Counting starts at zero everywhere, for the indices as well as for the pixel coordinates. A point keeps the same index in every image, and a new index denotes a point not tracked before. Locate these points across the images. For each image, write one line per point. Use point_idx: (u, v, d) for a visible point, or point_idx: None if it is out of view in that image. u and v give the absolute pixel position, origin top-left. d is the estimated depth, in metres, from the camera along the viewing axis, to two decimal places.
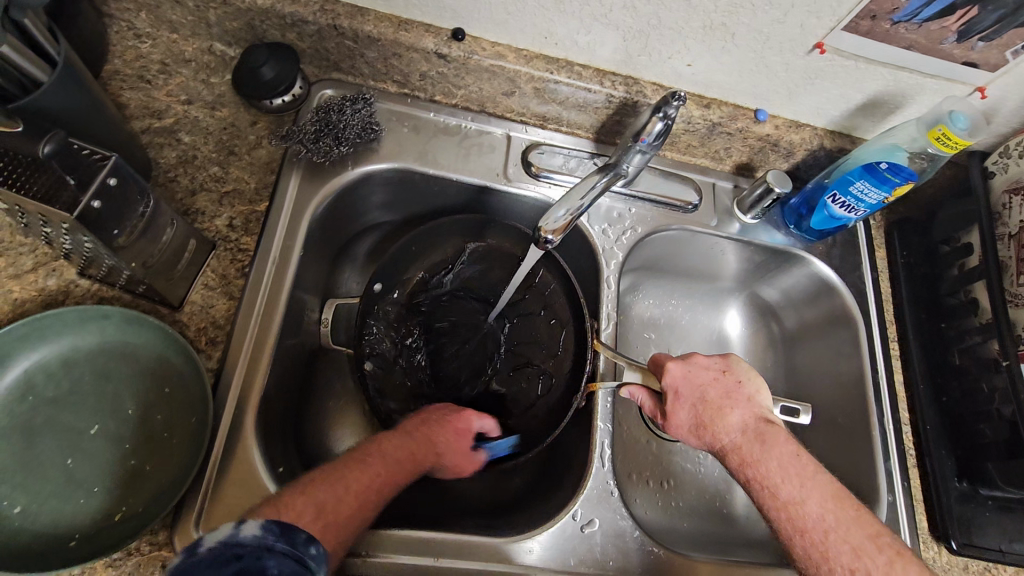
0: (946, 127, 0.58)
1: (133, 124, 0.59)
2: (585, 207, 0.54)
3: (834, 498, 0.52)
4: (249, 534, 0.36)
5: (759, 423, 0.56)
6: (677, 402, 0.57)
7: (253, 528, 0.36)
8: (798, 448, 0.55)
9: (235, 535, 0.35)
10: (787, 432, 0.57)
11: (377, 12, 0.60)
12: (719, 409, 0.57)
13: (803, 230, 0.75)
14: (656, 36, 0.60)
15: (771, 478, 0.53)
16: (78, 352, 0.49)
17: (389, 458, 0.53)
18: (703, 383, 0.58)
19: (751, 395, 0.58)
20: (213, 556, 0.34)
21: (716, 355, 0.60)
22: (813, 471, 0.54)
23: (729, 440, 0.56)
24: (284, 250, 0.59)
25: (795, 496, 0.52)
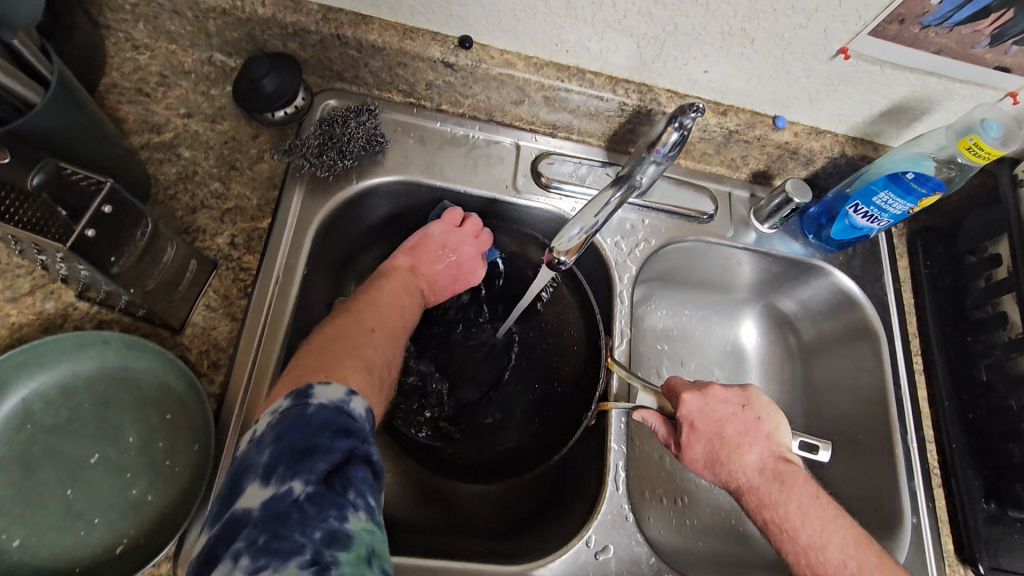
0: (978, 137, 0.55)
1: (131, 139, 0.58)
2: (599, 224, 0.52)
3: (858, 543, 0.49)
4: (358, 412, 0.42)
5: (777, 462, 0.54)
6: (692, 436, 0.55)
7: (360, 407, 0.42)
8: (818, 489, 0.52)
9: (346, 406, 0.42)
10: (807, 471, 0.54)
11: (381, 20, 0.58)
12: (736, 446, 0.54)
13: (823, 239, 0.72)
14: (671, 43, 0.57)
15: (790, 521, 0.51)
16: (76, 379, 0.48)
17: (394, 297, 0.59)
18: (721, 418, 0.55)
19: (770, 433, 0.55)
20: (327, 420, 0.40)
21: (736, 387, 0.57)
22: (835, 514, 0.51)
23: (747, 479, 0.53)
24: (288, 268, 0.57)
25: (816, 540, 0.49)
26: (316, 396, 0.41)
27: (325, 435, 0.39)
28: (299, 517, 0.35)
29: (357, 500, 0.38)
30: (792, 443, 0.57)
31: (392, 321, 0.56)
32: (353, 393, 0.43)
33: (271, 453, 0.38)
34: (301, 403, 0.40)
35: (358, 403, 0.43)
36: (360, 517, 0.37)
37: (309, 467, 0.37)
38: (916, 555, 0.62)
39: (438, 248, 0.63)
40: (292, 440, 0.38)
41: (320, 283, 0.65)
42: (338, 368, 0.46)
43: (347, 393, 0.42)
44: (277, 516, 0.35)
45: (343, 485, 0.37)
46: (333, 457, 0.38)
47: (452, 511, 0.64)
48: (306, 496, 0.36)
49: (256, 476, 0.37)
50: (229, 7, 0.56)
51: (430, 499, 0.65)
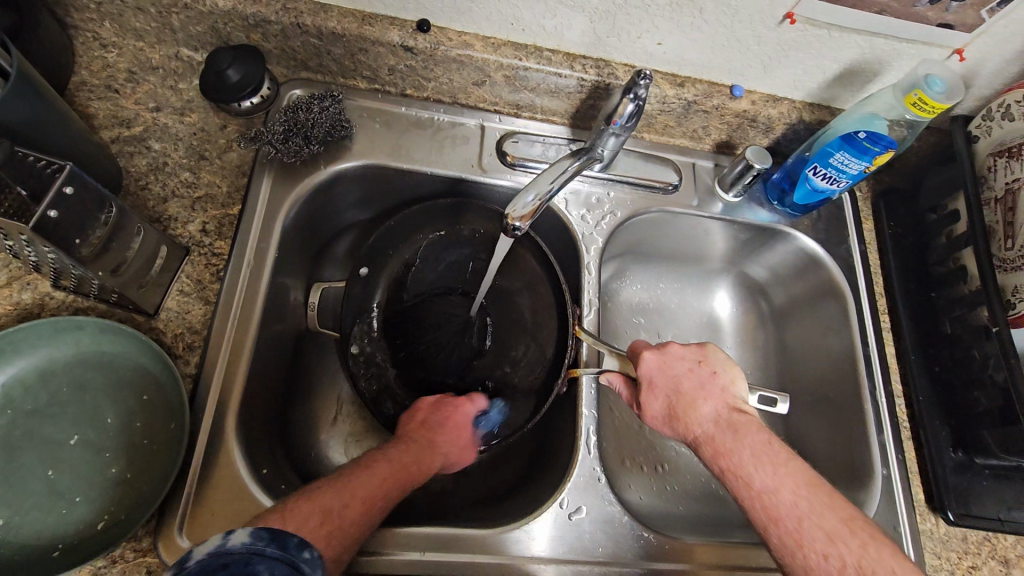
0: (922, 92, 0.57)
1: (101, 134, 0.59)
2: (554, 192, 0.53)
3: (808, 485, 0.50)
4: (239, 541, 0.36)
5: (731, 413, 0.55)
6: (650, 393, 0.57)
7: (241, 537, 0.36)
8: (770, 435, 0.53)
9: (223, 545, 0.36)
10: (762, 422, 0.55)
11: (340, 8, 0.60)
12: (692, 401, 0.56)
13: (787, 205, 0.74)
14: (623, 15, 0.59)
15: (744, 467, 0.51)
16: (54, 364, 0.49)
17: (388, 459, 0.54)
18: (677, 374, 0.57)
19: (725, 386, 0.57)
20: (200, 568, 0.34)
21: (693, 344, 0.59)
22: (787, 459, 0.52)
23: (702, 430, 0.54)
24: (258, 252, 0.59)
25: (768, 484, 0.50)
26: (189, 559, 0.35)
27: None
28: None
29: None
30: (750, 398, 0.59)
31: (382, 476, 0.52)
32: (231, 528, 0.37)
33: None
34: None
35: (240, 532, 0.37)
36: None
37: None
38: (888, 507, 0.64)
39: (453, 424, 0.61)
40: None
41: (294, 268, 0.66)
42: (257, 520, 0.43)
43: (222, 533, 0.36)
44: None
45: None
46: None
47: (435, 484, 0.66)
48: None
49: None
50: (190, 1, 0.57)
51: None
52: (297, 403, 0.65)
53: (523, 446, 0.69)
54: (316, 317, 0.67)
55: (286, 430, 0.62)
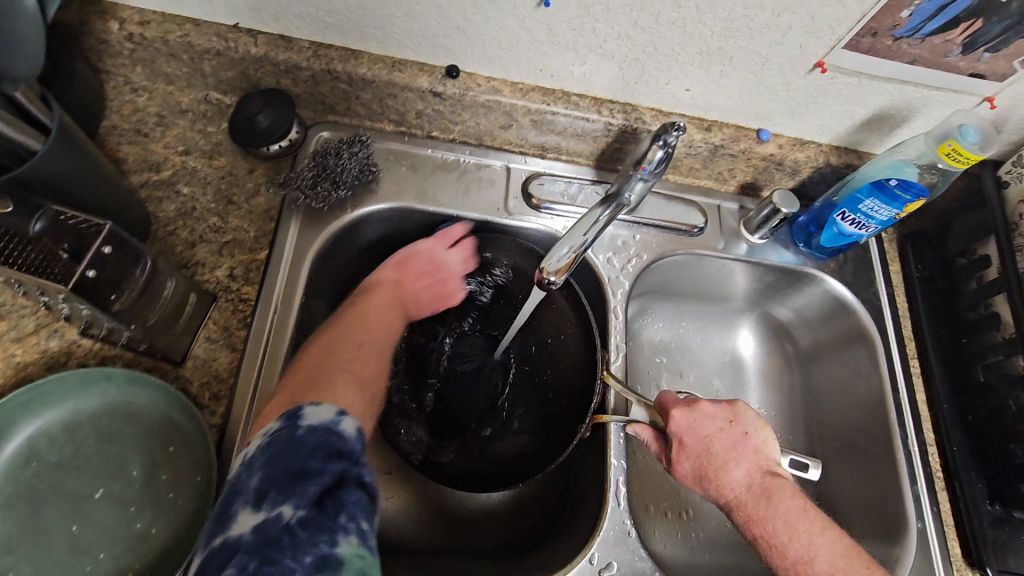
0: (956, 143, 0.56)
1: (131, 178, 0.59)
2: (587, 242, 0.53)
3: (845, 555, 0.49)
4: (348, 431, 0.43)
5: (765, 476, 0.53)
6: (680, 452, 0.55)
7: (350, 427, 0.43)
8: (805, 502, 0.51)
9: (337, 427, 0.42)
10: (795, 484, 0.54)
11: (370, 54, 0.60)
12: (724, 463, 0.54)
13: (814, 247, 0.73)
14: (652, 63, 0.59)
15: (779, 536, 0.51)
16: (80, 415, 0.49)
17: (374, 313, 0.61)
18: (708, 434, 0.55)
19: (758, 447, 0.55)
20: (318, 441, 0.41)
21: (723, 402, 0.57)
22: (823, 526, 0.51)
23: (735, 495, 0.53)
24: (285, 298, 0.58)
25: (804, 554, 0.49)
26: (307, 418, 0.42)
27: (317, 454, 0.40)
28: (291, 541, 0.36)
29: (349, 524, 0.38)
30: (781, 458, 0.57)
31: (375, 334, 0.59)
32: (344, 412, 0.44)
33: (261, 476, 0.38)
34: (291, 425, 0.42)
35: (348, 422, 0.43)
36: (352, 540, 0.38)
37: (301, 491, 0.38)
38: (923, 562, 0.62)
39: (425, 263, 0.65)
40: (282, 465, 0.39)
41: (319, 312, 0.66)
42: (326, 383, 0.49)
43: (336, 413, 0.43)
44: (269, 542, 0.36)
45: (334, 507, 0.38)
46: (324, 479, 0.39)
47: (460, 533, 0.65)
48: (296, 520, 0.37)
49: (246, 503, 0.38)
50: (223, 48, 0.58)
51: (443, 524, 0.66)
52: None
53: (543, 499, 0.67)
54: None
55: None
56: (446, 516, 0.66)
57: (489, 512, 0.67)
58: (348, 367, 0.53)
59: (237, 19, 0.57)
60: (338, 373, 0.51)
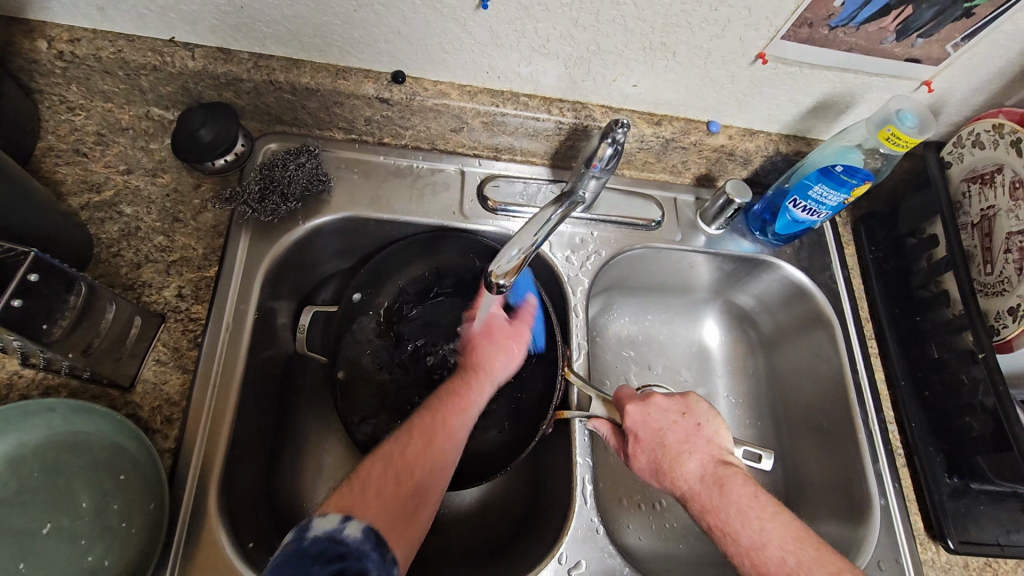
0: (895, 127, 0.57)
1: (70, 200, 0.58)
2: (540, 243, 0.53)
3: (797, 538, 0.49)
4: (350, 537, 0.42)
5: (717, 466, 0.53)
6: (636, 445, 0.56)
7: (355, 532, 0.42)
8: (756, 489, 0.51)
9: (339, 532, 0.42)
10: (749, 473, 0.54)
11: (313, 63, 0.59)
12: (678, 454, 0.54)
13: (769, 235, 0.74)
14: (597, 61, 0.59)
15: (732, 524, 0.50)
16: (24, 450, 0.47)
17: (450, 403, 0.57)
18: (662, 426, 0.56)
19: (711, 438, 0.55)
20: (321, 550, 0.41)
21: (676, 396, 0.58)
22: (776, 511, 0.51)
23: (690, 486, 0.53)
24: (237, 315, 0.57)
25: (756, 540, 0.49)
26: (313, 529, 0.42)
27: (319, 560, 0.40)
28: None
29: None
30: (736, 449, 0.57)
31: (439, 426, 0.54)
32: (349, 518, 0.43)
33: None
34: (297, 537, 0.42)
35: (353, 527, 0.43)
36: None
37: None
38: (888, 539, 0.63)
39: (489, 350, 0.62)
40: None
41: (276, 326, 0.65)
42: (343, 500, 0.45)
43: (341, 518, 0.43)
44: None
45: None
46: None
47: (432, 541, 0.64)
48: None
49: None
50: (159, 64, 0.57)
51: None
52: (284, 465, 0.63)
53: (516, 501, 0.66)
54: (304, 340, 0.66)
55: (273, 495, 0.60)
56: None
57: (462, 517, 0.66)
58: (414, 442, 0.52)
59: (172, 32, 0.56)
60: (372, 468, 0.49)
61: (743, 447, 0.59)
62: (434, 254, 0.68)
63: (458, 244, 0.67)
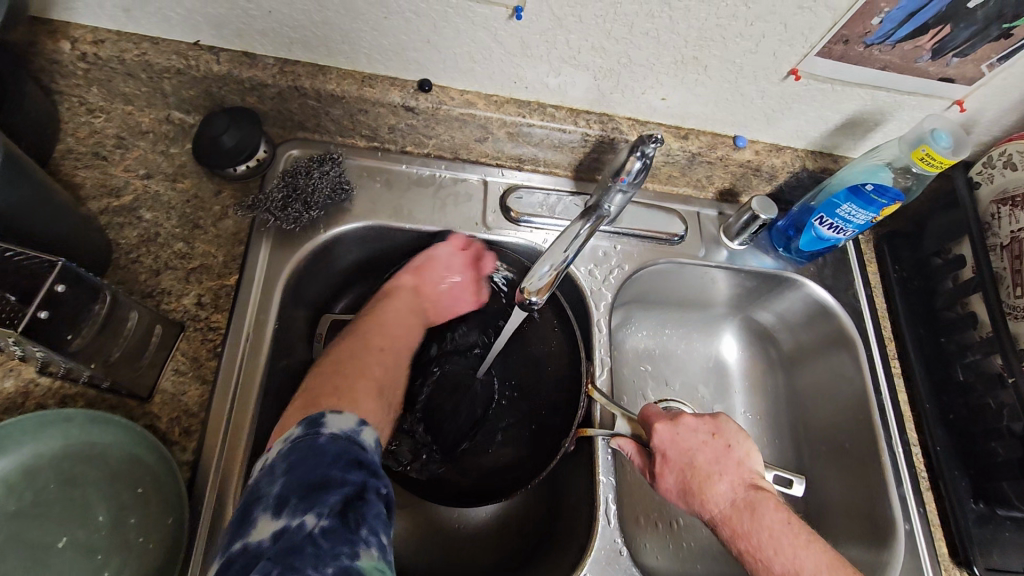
0: (929, 147, 0.57)
1: (88, 205, 0.57)
2: (569, 258, 0.52)
3: (830, 567, 0.48)
4: (366, 442, 0.46)
5: (748, 490, 0.53)
6: (664, 466, 0.54)
7: (368, 439, 0.47)
8: (788, 514, 0.51)
9: (357, 435, 0.46)
10: (779, 497, 0.53)
11: (339, 70, 0.58)
12: (707, 476, 0.53)
13: (793, 252, 0.73)
14: (627, 73, 0.58)
15: (764, 550, 0.50)
16: (40, 460, 0.46)
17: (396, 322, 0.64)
18: (691, 448, 0.54)
19: (740, 460, 0.54)
20: (340, 449, 0.44)
21: (705, 415, 0.57)
22: (808, 537, 0.50)
23: (719, 509, 0.52)
24: (257, 324, 0.56)
25: (790, 568, 0.48)
26: (329, 427, 0.46)
27: (339, 465, 0.43)
28: (314, 551, 0.39)
29: (369, 537, 0.41)
30: (764, 470, 0.57)
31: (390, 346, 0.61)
32: (363, 423, 0.48)
33: (283, 485, 0.41)
34: (313, 432, 0.45)
35: (368, 434, 0.47)
36: (371, 552, 0.41)
37: (323, 500, 0.41)
38: (913, 564, 0.62)
39: (440, 272, 0.65)
40: (306, 471, 0.42)
41: (293, 336, 0.63)
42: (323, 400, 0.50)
43: (358, 424, 0.47)
44: (291, 548, 0.38)
45: (355, 521, 0.41)
46: (345, 489, 0.42)
47: (449, 558, 0.63)
48: (320, 529, 0.39)
49: (266, 509, 0.41)
50: (184, 67, 0.55)
51: (432, 549, 0.64)
52: None
53: (534, 516, 0.65)
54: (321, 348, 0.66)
55: None
56: (436, 539, 0.64)
57: (479, 530, 0.65)
58: (378, 363, 0.59)
59: (197, 36, 0.55)
60: (354, 378, 0.55)
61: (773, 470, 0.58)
62: None
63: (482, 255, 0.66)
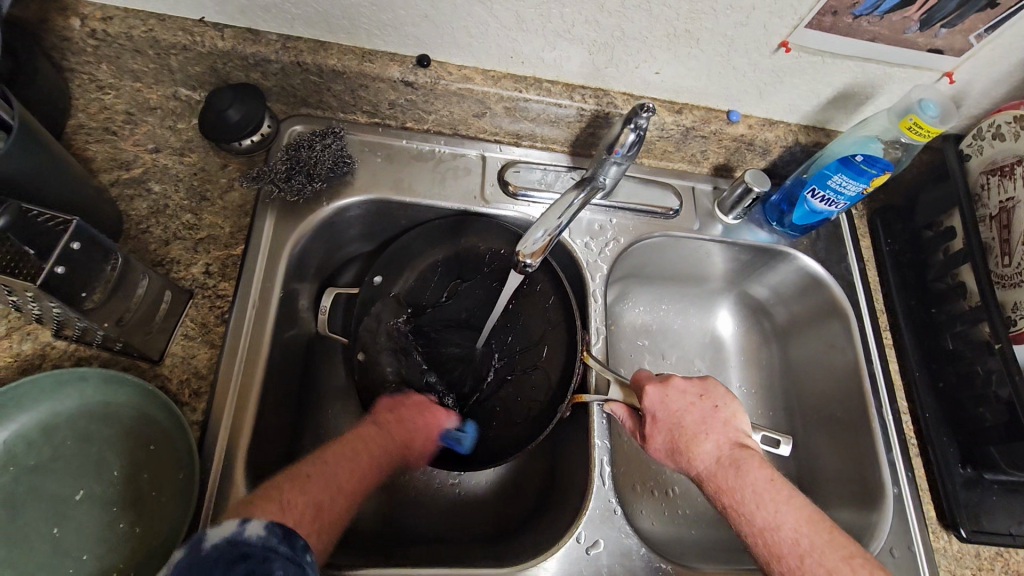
0: (917, 117, 0.58)
1: (100, 177, 0.59)
2: (563, 226, 0.54)
3: (811, 522, 0.50)
4: (255, 536, 0.38)
5: (734, 449, 0.54)
6: (653, 426, 0.56)
7: (258, 530, 0.38)
8: (772, 472, 0.52)
9: (240, 533, 0.38)
10: (763, 456, 0.55)
11: (340, 45, 0.60)
12: (694, 435, 0.55)
13: (786, 226, 0.75)
14: (621, 47, 0.60)
15: (747, 505, 0.51)
16: (57, 418, 0.48)
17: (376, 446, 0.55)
18: (679, 408, 0.56)
19: (727, 420, 0.56)
20: (221, 553, 0.36)
21: (694, 378, 0.59)
22: (790, 494, 0.52)
23: (705, 466, 0.54)
24: (263, 293, 0.58)
25: (771, 521, 0.50)
26: (208, 537, 0.37)
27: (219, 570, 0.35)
28: None
29: None
30: (752, 433, 0.58)
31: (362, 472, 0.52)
32: (249, 518, 0.39)
33: None
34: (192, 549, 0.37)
35: (255, 525, 0.38)
36: None
37: None
38: (901, 526, 0.64)
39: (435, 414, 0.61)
40: None
41: (298, 307, 0.65)
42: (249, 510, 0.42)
43: (239, 522, 0.38)
44: None
45: None
46: None
47: (451, 522, 0.66)
48: None
49: None
50: (189, 43, 0.57)
51: (439, 513, 0.66)
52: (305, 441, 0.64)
53: (535, 481, 0.68)
54: (326, 320, 0.67)
55: None
56: (443, 503, 0.67)
57: (480, 494, 0.67)
58: (345, 486, 0.50)
59: (202, 13, 0.56)
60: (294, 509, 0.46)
61: (761, 432, 0.60)
62: (450, 237, 0.69)
63: (479, 227, 0.69)
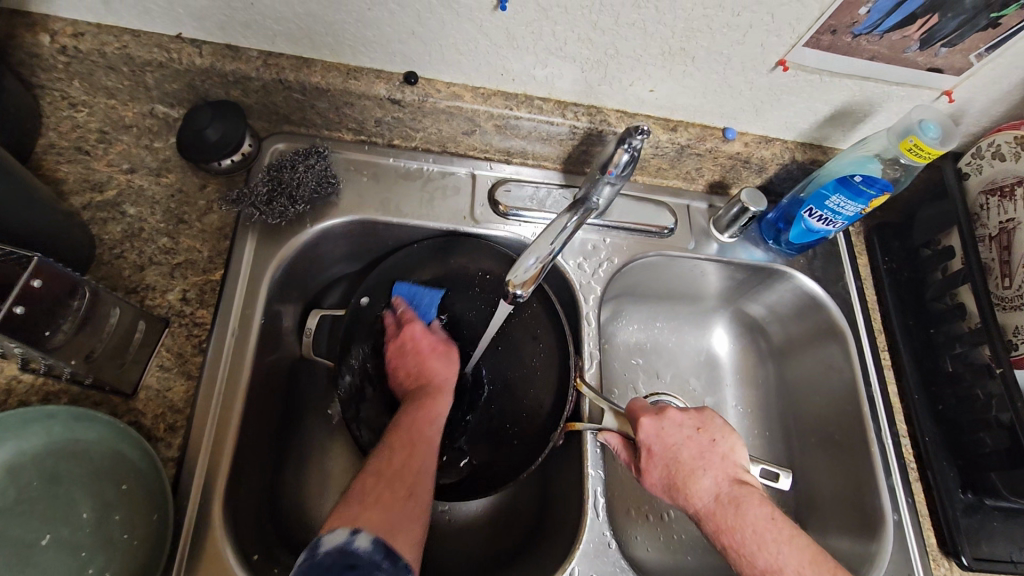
0: (917, 138, 0.56)
1: (72, 200, 0.56)
2: (555, 251, 0.52)
3: (814, 564, 0.48)
4: (363, 547, 0.43)
5: (732, 485, 0.53)
6: (649, 460, 0.55)
7: (365, 543, 0.44)
8: (773, 510, 0.51)
9: (350, 543, 0.44)
10: (763, 492, 0.53)
11: (324, 62, 0.58)
12: (691, 471, 0.54)
13: (783, 244, 0.73)
14: (615, 65, 0.58)
15: (748, 545, 0.50)
16: (24, 457, 0.45)
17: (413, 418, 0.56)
18: (676, 442, 0.55)
19: (725, 455, 0.54)
20: (334, 561, 0.42)
21: (691, 410, 0.57)
22: (792, 533, 0.50)
23: (704, 503, 0.53)
24: (243, 320, 0.56)
25: (773, 563, 0.49)
26: (324, 543, 0.44)
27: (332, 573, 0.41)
28: None
29: None
30: (750, 466, 0.57)
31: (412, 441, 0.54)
32: (359, 529, 0.45)
33: None
34: (310, 553, 0.43)
35: (365, 537, 0.44)
36: None
37: None
38: (901, 554, 0.63)
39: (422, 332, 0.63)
40: None
41: (281, 331, 0.63)
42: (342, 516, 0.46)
43: (351, 532, 0.44)
44: None
45: None
46: None
47: (440, 552, 0.63)
48: None
49: None
50: (166, 60, 0.55)
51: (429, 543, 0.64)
52: (288, 471, 0.62)
53: (527, 509, 0.65)
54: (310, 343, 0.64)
55: (278, 503, 0.59)
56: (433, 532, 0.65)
57: (471, 523, 0.65)
58: (399, 449, 0.53)
59: (179, 28, 0.54)
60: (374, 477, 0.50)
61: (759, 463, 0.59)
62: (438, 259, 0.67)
63: (468, 248, 0.67)
